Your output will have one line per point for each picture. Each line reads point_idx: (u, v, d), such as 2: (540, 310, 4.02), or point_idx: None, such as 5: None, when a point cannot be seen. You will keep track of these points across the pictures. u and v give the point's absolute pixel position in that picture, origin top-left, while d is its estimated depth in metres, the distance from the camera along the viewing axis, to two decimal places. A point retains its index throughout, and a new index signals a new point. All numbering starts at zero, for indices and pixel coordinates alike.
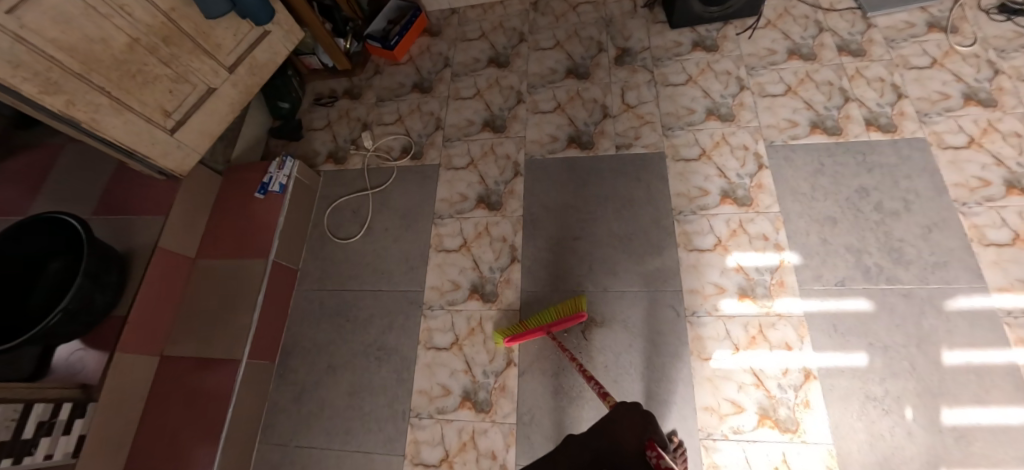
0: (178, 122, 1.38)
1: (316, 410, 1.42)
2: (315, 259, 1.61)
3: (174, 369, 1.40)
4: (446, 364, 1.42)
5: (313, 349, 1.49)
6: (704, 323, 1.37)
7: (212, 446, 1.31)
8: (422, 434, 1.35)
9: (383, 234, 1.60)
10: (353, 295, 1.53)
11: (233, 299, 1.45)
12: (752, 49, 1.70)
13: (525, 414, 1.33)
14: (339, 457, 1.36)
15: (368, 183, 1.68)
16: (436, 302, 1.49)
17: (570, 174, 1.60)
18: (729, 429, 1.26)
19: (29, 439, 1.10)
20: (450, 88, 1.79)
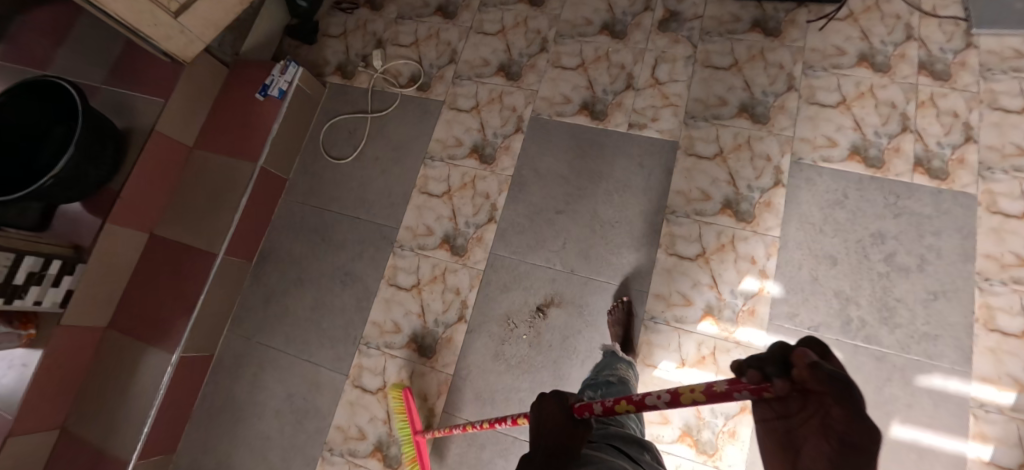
0: (183, 6, 1.32)
1: (280, 314, 1.52)
2: (306, 171, 1.64)
3: (159, 249, 1.51)
4: (403, 303, 1.46)
5: (287, 258, 1.57)
6: (659, 330, 1.33)
7: (181, 324, 1.44)
8: (366, 362, 1.43)
9: (372, 163, 1.59)
10: (332, 217, 1.57)
11: (221, 195, 1.52)
12: (818, 44, 1.46)
13: (462, 369, 1.37)
14: (291, 360, 1.47)
15: (370, 106, 1.64)
16: (407, 243, 1.50)
17: (571, 144, 1.50)
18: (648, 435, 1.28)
19: (20, 285, 1.22)
20: (474, 19, 1.66)
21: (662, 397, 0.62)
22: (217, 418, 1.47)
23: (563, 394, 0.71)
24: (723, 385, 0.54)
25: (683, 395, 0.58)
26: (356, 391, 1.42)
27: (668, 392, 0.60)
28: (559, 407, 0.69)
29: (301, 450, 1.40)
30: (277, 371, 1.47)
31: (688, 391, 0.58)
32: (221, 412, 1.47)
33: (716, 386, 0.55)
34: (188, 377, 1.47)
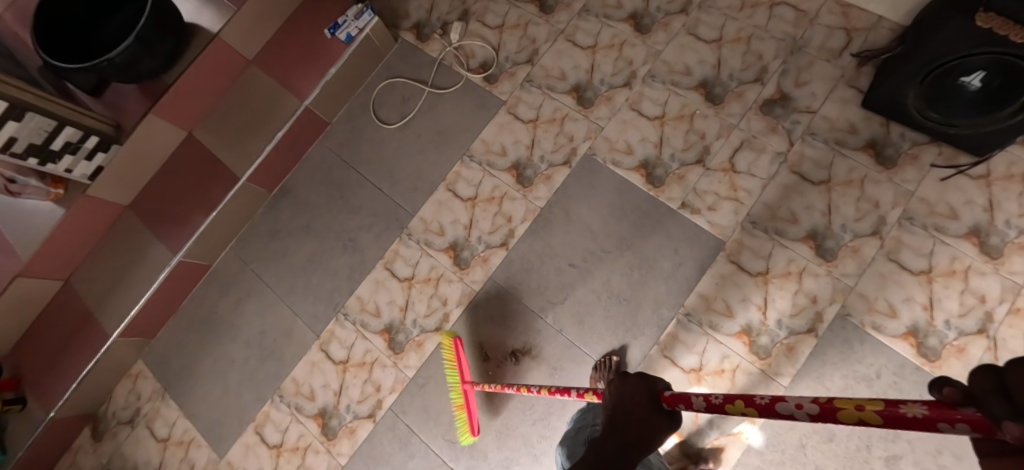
0: None
1: (279, 252, 1.55)
2: (350, 122, 1.60)
3: (191, 152, 1.52)
4: (390, 291, 1.44)
5: (303, 201, 1.57)
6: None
7: (189, 232, 1.48)
8: (338, 332, 1.44)
9: (413, 139, 1.52)
10: (356, 178, 1.54)
11: (261, 121, 1.50)
12: (931, 195, 1.24)
13: (421, 378, 1.36)
14: (274, 300, 1.51)
15: (431, 78, 1.55)
16: (416, 232, 1.46)
17: (614, 199, 1.38)
18: None
19: (56, 152, 1.20)
20: (570, 24, 1.51)
21: (805, 407, 0.45)
22: (198, 325, 1.55)
23: (650, 379, 0.62)
24: (918, 410, 0.35)
25: (841, 411, 0.41)
26: (320, 354, 1.44)
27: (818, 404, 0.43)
28: (645, 395, 0.61)
29: (255, 385, 1.46)
30: (260, 304, 1.52)
31: (853, 406, 0.40)
32: (203, 321, 1.56)
33: (905, 409, 0.36)
34: (183, 280, 1.54)
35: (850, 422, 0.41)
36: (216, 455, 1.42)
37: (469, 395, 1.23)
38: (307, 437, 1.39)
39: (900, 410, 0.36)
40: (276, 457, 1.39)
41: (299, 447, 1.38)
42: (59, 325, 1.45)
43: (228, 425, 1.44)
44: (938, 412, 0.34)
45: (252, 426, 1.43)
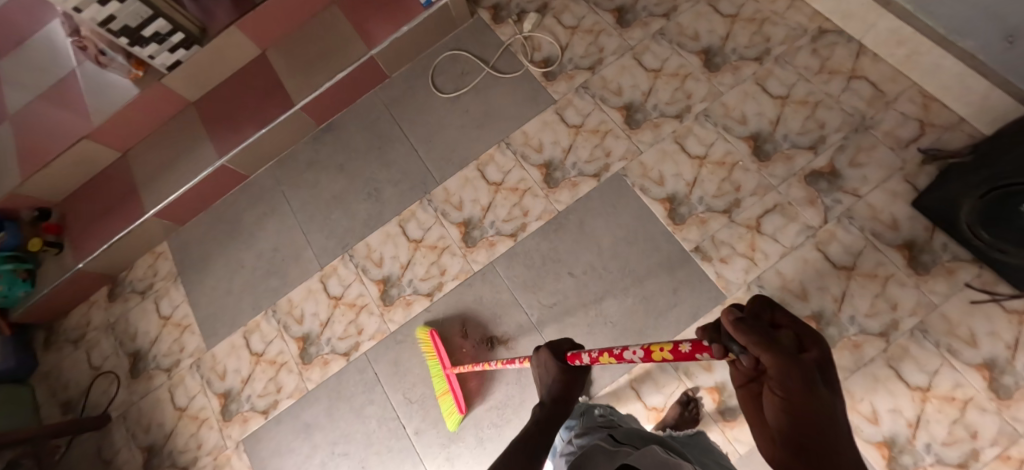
0: None
1: (310, 181, 1.63)
2: (408, 80, 1.65)
3: (260, 70, 1.61)
4: (397, 247, 1.50)
5: (344, 141, 1.64)
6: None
7: (235, 143, 1.56)
8: (340, 270, 1.52)
9: (460, 113, 1.57)
10: (398, 134, 1.60)
11: (328, 58, 1.56)
12: (954, 313, 1.18)
13: (400, 335, 1.42)
14: (293, 224, 1.60)
15: (494, 60, 1.59)
16: (436, 199, 1.51)
17: (631, 223, 1.38)
18: None
19: (144, 37, 1.32)
20: (641, 43, 1.51)
21: (637, 353, 0.65)
22: (220, 226, 1.66)
23: (555, 344, 0.90)
24: (688, 346, 0.54)
25: (655, 353, 0.61)
26: (318, 285, 1.52)
27: (643, 349, 0.63)
28: (553, 359, 0.87)
29: (254, 295, 1.56)
30: (279, 224, 1.61)
31: (659, 349, 0.60)
32: (224, 223, 1.66)
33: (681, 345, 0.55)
34: (217, 184, 1.62)
35: (659, 359, 0.60)
36: (204, 345, 1.54)
37: (452, 381, 1.29)
38: (285, 355, 1.48)
39: (679, 347, 0.55)
40: (254, 364, 1.49)
41: (276, 362, 1.48)
42: (109, 190, 1.61)
43: (222, 322, 1.55)
44: (698, 347, 0.52)
45: (242, 330, 1.53)
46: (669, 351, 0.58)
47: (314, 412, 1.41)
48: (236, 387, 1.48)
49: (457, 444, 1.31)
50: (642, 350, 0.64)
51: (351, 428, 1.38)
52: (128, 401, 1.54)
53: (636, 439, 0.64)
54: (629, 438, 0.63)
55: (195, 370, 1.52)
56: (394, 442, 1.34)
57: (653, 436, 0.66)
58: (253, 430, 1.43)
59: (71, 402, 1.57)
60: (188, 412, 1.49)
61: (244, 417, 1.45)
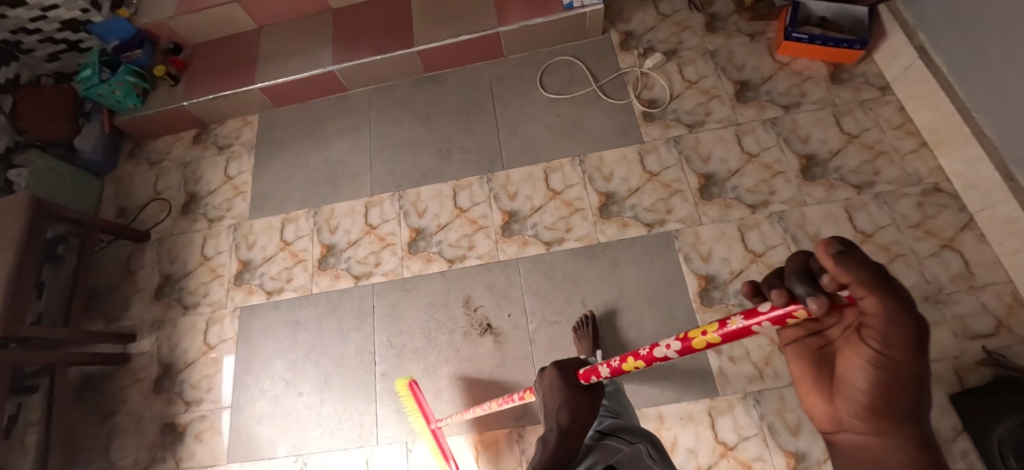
0: None
1: (396, 116, 1.72)
2: (520, 65, 1.70)
3: (400, 5, 1.73)
4: (442, 207, 1.56)
5: (442, 94, 1.72)
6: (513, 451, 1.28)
7: (351, 57, 1.68)
8: (385, 204, 1.60)
9: (553, 115, 1.61)
10: (490, 110, 1.66)
11: (460, 18, 1.65)
12: None
13: (409, 284, 1.48)
14: (366, 146, 1.70)
15: (605, 81, 1.62)
16: (495, 181, 1.56)
17: (661, 284, 1.37)
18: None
19: None
20: (749, 123, 1.49)
21: (673, 345, 0.59)
22: (305, 121, 1.78)
23: (561, 362, 0.80)
24: (741, 321, 0.49)
25: (693, 340, 0.56)
26: (362, 208, 1.61)
27: (679, 339, 0.58)
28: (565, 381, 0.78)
29: (306, 192, 1.68)
30: (354, 142, 1.71)
31: (700, 334, 0.55)
32: (308, 119, 1.78)
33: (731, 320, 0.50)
34: (320, 86, 1.75)
35: (699, 347, 0.55)
36: (247, 214, 1.68)
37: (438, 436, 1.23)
38: (306, 255, 1.58)
39: (726, 324, 0.51)
40: (279, 250, 1.60)
41: (296, 256, 1.58)
42: (234, 53, 1.79)
43: (269, 202, 1.68)
44: (751, 314, 0.48)
45: (282, 216, 1.65)
46: (711, 333, 0.53)
47: (307, 314, 1.51)
48: (256, 261, 1.60)
49: (411, 402, 1.36)
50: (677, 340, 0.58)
51: (331, 342, 1.46)
52: (168, 231, 1.70)
53: (618, 429, 0.80)
54: (613, 431, 0.78)
55: (230, 231, 1.66)
56: (360, 372, 1.42)
57: (635, 428, 0.80)
58: (253, 303, 1.55)
59: (126, 210, 1.76)
60: (210, 263, 1.63)
61: (250, 289, 1.57)
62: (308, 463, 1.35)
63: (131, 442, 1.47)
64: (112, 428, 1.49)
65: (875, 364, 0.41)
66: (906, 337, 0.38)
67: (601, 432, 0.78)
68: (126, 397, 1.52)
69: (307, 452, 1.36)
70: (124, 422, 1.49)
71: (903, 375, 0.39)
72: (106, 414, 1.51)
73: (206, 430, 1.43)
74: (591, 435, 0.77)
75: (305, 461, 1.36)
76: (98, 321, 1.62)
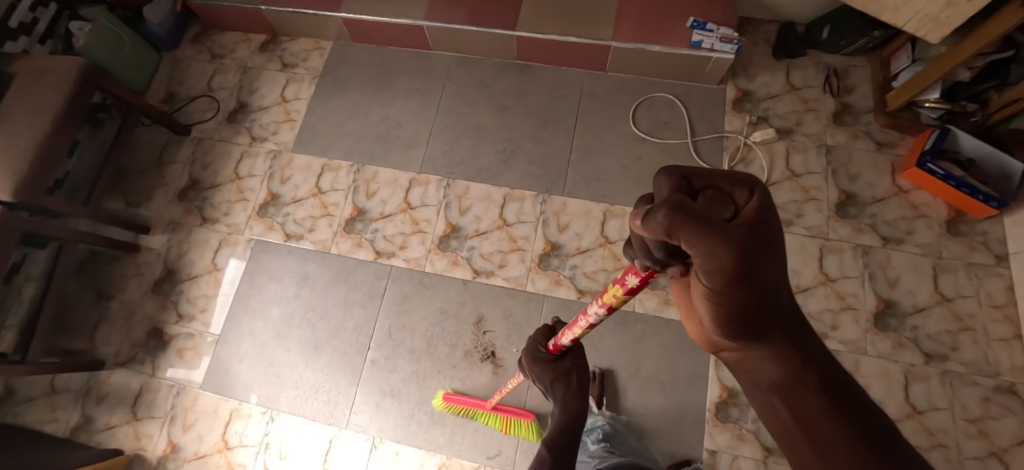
0: None
1: (471, 96, 1.59)
2: (618, 88, 1.54)
3: None
4: (486, 212, 1.46)
5: (526, 89, 1.57)
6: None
7: (444, 19, 1.53)
8: (431, 186, 1.51)
9: (634, 156, 1.47)
10: (570, 125, 1.52)
11: (573, 16, 1.48)
12: None
13: (428, 280, 1.42)
14: (430, 118, 1.58)
15: (702, 139, 1.46)
16: (550, 205, 1.45)
17: (678, 378, 1.30)
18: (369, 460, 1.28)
19: None
20: (839, 242, 1.34)
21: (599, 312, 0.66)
22: (377, 67, 1.66)
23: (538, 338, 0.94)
24: (633, 281, 0.54)
25: (609, 303, 0.62)
26: (406, 182, 1.52)
27: (601, 307, 0.64)
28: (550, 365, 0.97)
29: (356, 144, 1.58)
30: (421, 108, 1.59)
31: (612, 296, 0.61)
32: (381, 66, 1.66)
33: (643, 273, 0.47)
34: (404, 36, 1.61)
35: (614, 305, 0.62)
36: (291, 146, 1.60)
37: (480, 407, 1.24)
38: (336, 211, 1.52)
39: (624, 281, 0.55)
40: (310, 195, 1.54)
41: (326, 209, 1.52)
42: None
43: (316, 141, 1.60)
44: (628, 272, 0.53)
45: (325, 161, 1.58)
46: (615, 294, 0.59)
47: (319, 272, 1.46)
48: (285, 198, 1.55)
49: (391, 399, 1.33)
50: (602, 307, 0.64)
51: (332, 310, 1.42)
52: (209, 134, 1.64)
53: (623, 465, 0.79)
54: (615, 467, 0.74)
55: (269, 157, 1.60)
56: (350, 351, 1.38)
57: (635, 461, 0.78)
58: (269, 241, 1.51)
59: (175, 96, 1.70)
60: (242, 183, 1.57)
61: (271, 225, 1.53)
62: (276, 419, 1.35)
63: (116, 332, 1.48)
64: (103, 312, 1.50)
65: (709, 288, 0.34)
66: (708, 251, 0.31)
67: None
68: (124, 287, 1.52)
69: (278, 409, 1.35)
70: (115, 310, 1.50)
71: (732, 285, 0.33)
72: (100, 296, 1.51)
73: (189, 349, 1.44)
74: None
75: (273, 417, 1.35)
76: (117, 200, 1.60)
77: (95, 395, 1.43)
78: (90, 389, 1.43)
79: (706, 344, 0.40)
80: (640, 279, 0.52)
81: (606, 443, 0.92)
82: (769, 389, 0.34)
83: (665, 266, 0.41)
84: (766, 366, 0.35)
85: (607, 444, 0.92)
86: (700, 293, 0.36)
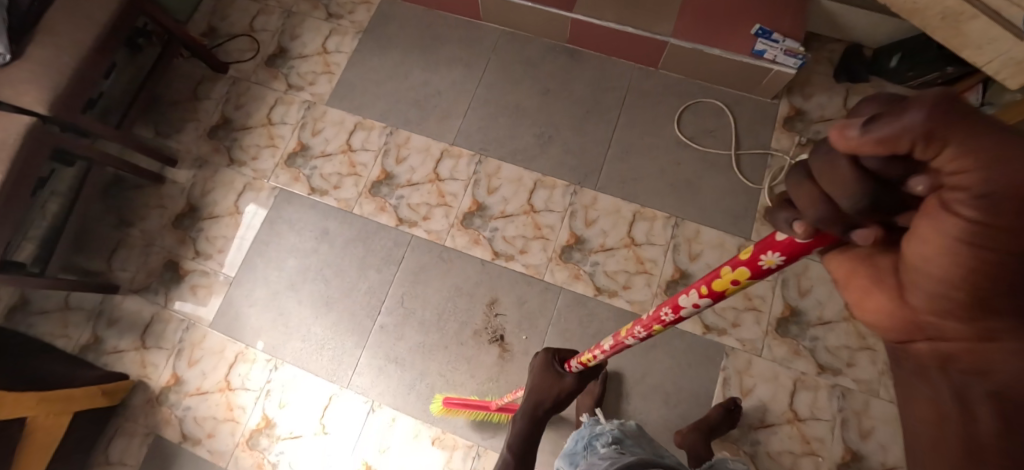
0: None
1: (515, 74, 1.54)
2: (668, 87, 1.49)
3: None
4: (514, 194, 1.44)
5: (573, 75, 1.53)
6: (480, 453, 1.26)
7: None
8: (462, 161, 1.49)
9: (673, 160, 1.43)
10: (612, 119, 1.48)
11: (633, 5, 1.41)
12: None
13: (446, 255, 1.40)
14: (470, 91, 1.54)
15: (745, 153, 1.42)
16: (580, 197, 1.42)
17: (683, 390, 1.29)
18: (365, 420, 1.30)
19: None
20: None
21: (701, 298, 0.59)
22: (423, 30, 1.61)
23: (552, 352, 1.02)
24: (768, 262, 0.47)
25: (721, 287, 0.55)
26: (437, 153, 1.50)
27: (707, 293, 0.58)
28: (553, 361, 1.00)
29: (392, 107, 1.55)
30: (461, 80, 1.56)
31: (728, 280, 0.54)
32: (427, 29, 1.61)
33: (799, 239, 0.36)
34: (455, 2, 1.56)
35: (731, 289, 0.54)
36: (326, 99, 1.58)
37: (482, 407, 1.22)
38: (363, 171, 1.50)
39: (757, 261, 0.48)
40: (340, 151, 1.53)
41: (354, 168, 1.51)
42: None
43: (352, 97, 1.58)
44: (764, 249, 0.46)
45: (359, 119, 1.55)
46: (732, 275, 0.52)
47: (339, 230, 1.46)
48: (314, 151, 1.53)
49: (396, 363, 1.33)
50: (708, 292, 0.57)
51: (347, 269, 1.42)
52: (246, 75, 1.62)
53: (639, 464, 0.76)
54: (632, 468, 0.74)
55: (303, 107, 1.58)
56: (361, 312, 1.38)
57: (650, 461, 0.76)
58: (293, 191, 1.50)
59: (216, 31, 1.67)
60: (274, 130, 1.56)
61: (297, 176, 1.51)
62: (279, 368, 1.36)
63: (133, 259, 1.49)
64: (123, 238, 1.51)
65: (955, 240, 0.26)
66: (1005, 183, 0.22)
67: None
68: (146, 216, 1.52)
69: (282, 359, 1.37)
70: (134, 237, 1.50)
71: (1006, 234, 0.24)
72: (122, 221, 1.52)
73: (203, 287, 1.45)
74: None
75: (277, 366, 1.36)
76: (148, 128, 1.59)
77: (107, 318, 1.45)
78: (102, 311, 1.45)
79: (898, 324, 0.33)
80: (785, 258, 0.44)
81: (617, 446, 0.90)
82: (1004, 389, 0.28)
83: (849, 230, 0.31)
84: (1006, 359, 0.28)
85: (618, 446, 0.89)
86: (926, 246, 0.28)
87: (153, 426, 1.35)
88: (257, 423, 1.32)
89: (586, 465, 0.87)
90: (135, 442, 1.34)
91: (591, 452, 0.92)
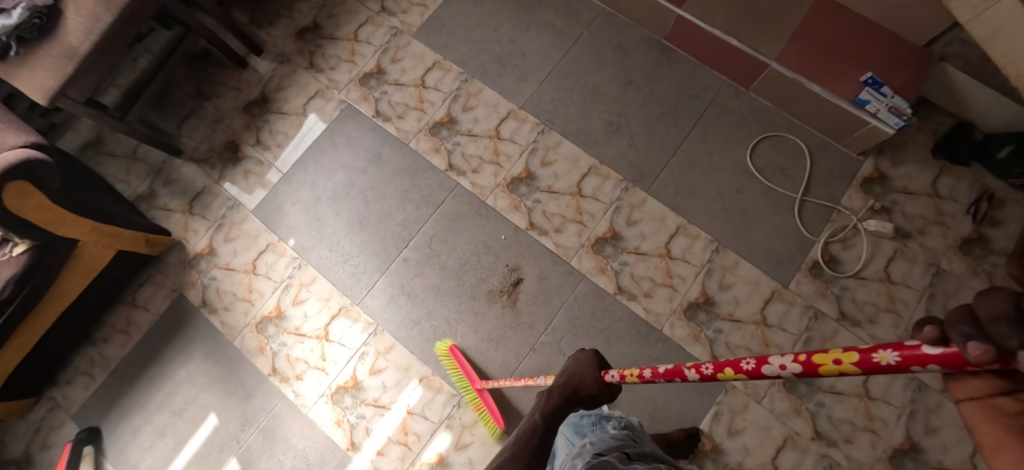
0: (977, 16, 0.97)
1: (602, 57, 1.51)
2: (752, 112, 1.43)
3: None
4: (567, 174, 1.43)
5: (659, 75, 1.48)
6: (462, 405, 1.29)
7: None
8: (525, 126, 1.48)
9: (734, 187, 1.39)
10: (685, 128, 1.44)
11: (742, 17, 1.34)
12: None
13: (484, 211, 1.42)
14: (552, 61, 1.52)
15: (810, 201, 1.36)
16: (629, 195, 1.40)
17: (670, 411, 1.28)
18: (366, 338, 1.36)
19: None
20: None
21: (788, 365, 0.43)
22: None
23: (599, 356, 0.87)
24: (893, 358, 0.34)
25: (818, 364, 0.40)
26: (504, 112, 1.50)
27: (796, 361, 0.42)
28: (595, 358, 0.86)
29: (473, 55, 1.55)
30: (548, 48, 1.53)
31: (830, 363, 0.39)
32: None
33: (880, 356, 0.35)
34: None
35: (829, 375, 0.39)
36: (413, 30, 1.59)
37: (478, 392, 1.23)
38: (429, 109, 1.52)
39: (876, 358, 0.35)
40: (413, 84, 1.55)
41: (421, 104, 1.53)
42: None
43: (439, 35, 1.58)
44: (912, 357, 0.33)
45: (438, 58, 1.56)
46: (833, 364, 0.39)
47: (391, 158, 1.49)
48: (388, 77, 1.56)
49: (406, 298, 1.38)
50: (797, 360, 0.42)
51: (389, 197, 1.46)
52: None
53: (643, 455, 0.81)
54: (639, 457, 0.79)
55: (390, 32, 1.60)
56: (390, 240, 1.43)
57: (655, 456, 0.83)
58: (359, 110, 1.54)
59: None
60: (358, 47, 1.59)
61: (366, 96, 1.55)
62: (303, 268, 1.43)
63: (201, 130, 1.57)
64: (197, 108, 1.59)
65: None
66: None
67: (627, 455, 0.78)
68: (222, 94, 1.60)
69: (308, 261, 1.43)
70: (207, 111, 1.59)
71: None
72: (200, 92, 1.60)
73: (255, 174, 1.52)
74: (617, 456, 0.77)
75: (302, 265, 1.43)
76: (244, 14, 1.65)
77: (165, 177, 1.54)
78: (163, 169, 1.55)
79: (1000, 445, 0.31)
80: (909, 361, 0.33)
81: (627, 432, 0.92)
82: None
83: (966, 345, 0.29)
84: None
85: (626, 432, 0.92)
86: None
87: (180, 284, 1.45)
88: (269, 311, 1.40)
89: (594, 438, 0.88)
90: (161, 293, 1.45)
91: (599, 428, 0.94)
